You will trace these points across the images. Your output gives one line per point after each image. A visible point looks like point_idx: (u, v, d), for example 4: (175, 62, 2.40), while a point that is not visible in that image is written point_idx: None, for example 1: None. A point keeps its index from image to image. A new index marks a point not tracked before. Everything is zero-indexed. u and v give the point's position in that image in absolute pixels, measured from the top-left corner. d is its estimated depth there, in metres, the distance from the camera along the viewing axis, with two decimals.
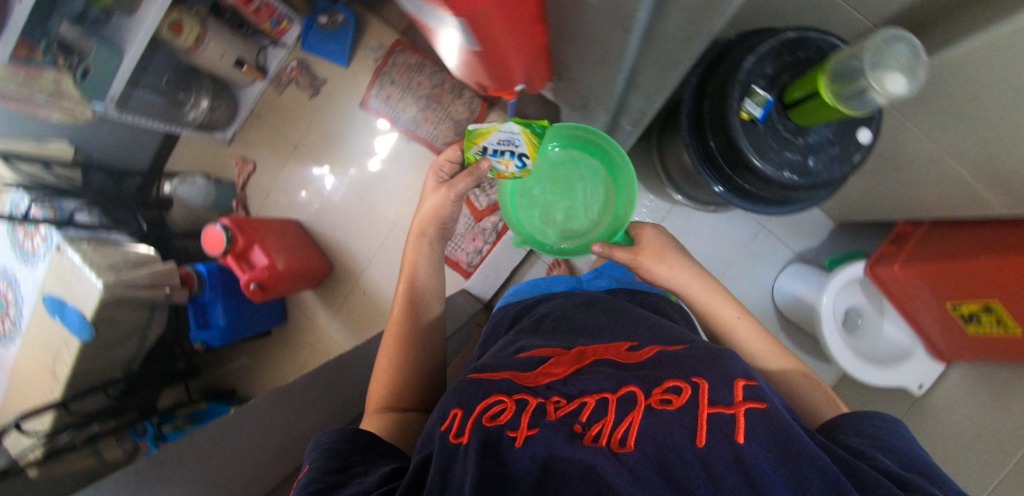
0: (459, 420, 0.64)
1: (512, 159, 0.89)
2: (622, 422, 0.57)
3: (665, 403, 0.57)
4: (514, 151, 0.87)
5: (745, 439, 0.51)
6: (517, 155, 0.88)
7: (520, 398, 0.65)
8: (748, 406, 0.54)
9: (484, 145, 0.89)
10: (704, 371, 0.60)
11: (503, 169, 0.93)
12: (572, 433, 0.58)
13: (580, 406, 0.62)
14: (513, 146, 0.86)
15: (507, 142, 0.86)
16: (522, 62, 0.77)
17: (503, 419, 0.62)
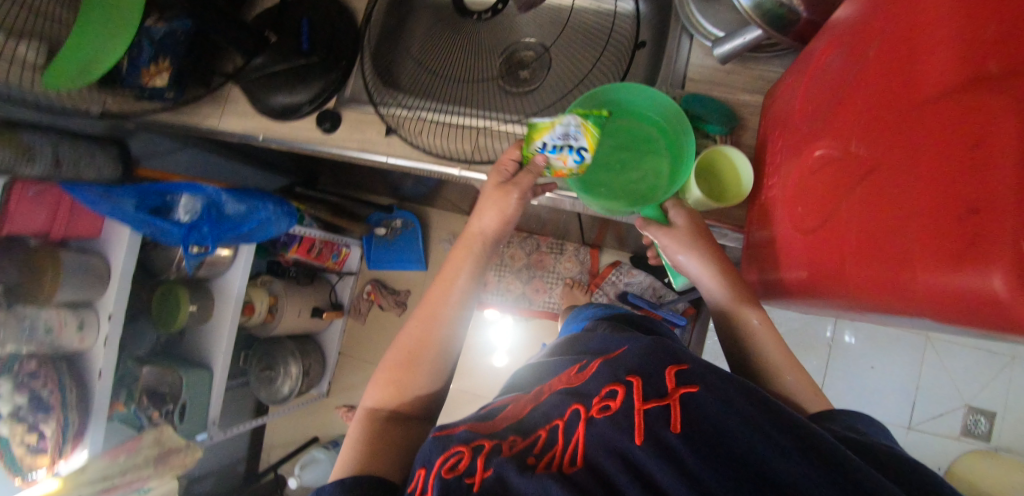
0: (423, 480, 0.55)
1: (573, 154, 0.73)
2: (571, 440, 0.55)
3: (641, 413, 0.54)
4: (576, 145, 0.73)
5: (692, 426, 0.52)
6: (572, 147, 0.73)
7: (477, 444, 0.57)
8: (685, 390, 0.55)
9: (543, 140, 0.73)
10: (657, 380, 0.57)
11: (561, 168, 0.75)
12: (528, 460, 0.54)
13: (534, 438, 0.57)
14: (575, 139, 0.73)
15: (564, 136, 0.72)
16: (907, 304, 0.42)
17: (461, 467, 0.54)
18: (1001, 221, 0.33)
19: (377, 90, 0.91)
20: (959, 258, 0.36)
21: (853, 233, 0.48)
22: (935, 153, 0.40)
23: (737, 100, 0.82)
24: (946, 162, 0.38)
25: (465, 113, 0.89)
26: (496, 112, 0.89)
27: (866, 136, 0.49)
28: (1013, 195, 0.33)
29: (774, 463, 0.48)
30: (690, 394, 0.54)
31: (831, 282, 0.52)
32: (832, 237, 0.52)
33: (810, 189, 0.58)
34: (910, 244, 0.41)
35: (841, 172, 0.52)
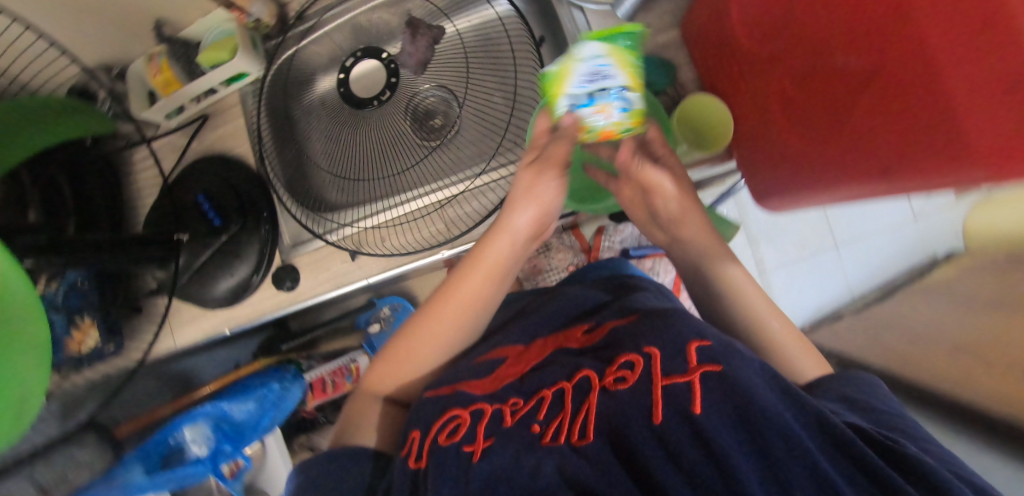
0: (418, 442, 0.49)
1: (617, 99, 0.46)
2: (580, 411, 0.45)
3: (556, 392, 0.48)
4: (613, 84, 0.46)
5: (699, 410, 0.38)
6: (614, 96, 0.46)
7: (476, 407, 0.50)
8: (703, 370, 0.40)
9: (575, 87, 0.46)
10: (632, 336, 0.47)
11: (597, 122, 0.47)
12: (428, 429, 0.50)
13: (450, 420, 0.49)
14: (607, 78, 0.46)
15: (591, 80, 0.46)
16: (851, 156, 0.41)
17: (456, 435, 0.48)
18: (982, 130, 0.29)
19: (230, 102, 0.71)
20: (947, 155, 0.32)
21: (870, 85, 0.36)
22: (895, 48, 0.33)
23: (655, 46, 0.60)
24: (909, 69, 0.33)
25: (378, 199, 0.68)
26: (404, 194, 0.68)
27: (824, 47, 0.39)
28: (992, 107, 0.29)
29: (735, 425, 0.37)
30: (642, 380, 0.43)
31: (785, 180, 0.49)
32: (786, 128, 0.46)
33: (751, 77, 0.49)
34: (869, 135, 0.38)
35: (774, 58, 0.45)
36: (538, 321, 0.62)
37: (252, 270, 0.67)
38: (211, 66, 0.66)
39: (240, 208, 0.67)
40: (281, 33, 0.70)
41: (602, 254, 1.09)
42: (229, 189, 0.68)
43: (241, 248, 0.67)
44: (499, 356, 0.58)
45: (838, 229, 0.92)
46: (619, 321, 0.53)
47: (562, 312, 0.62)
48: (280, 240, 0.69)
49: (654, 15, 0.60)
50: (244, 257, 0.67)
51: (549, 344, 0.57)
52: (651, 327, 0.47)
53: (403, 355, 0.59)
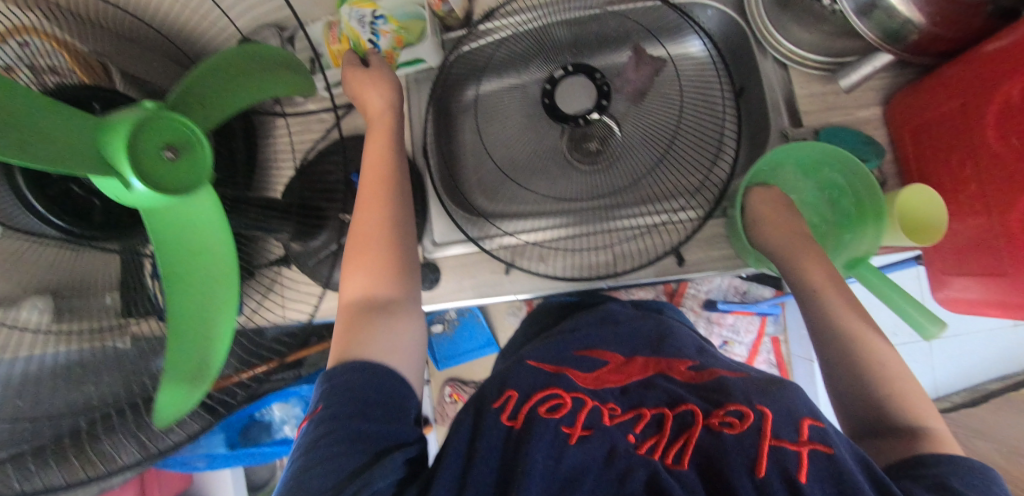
0: (513, 402, 0.48)
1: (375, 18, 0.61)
2: (677, 440, 0.43)
3: (653, 415, 0.47)
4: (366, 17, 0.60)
5: (804, 480, 0.36)
6: (376, 18, 0.61)
7: (578, 395, 0.48)
8: (812, 447, 0.38)
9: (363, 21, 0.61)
10: (746, 389, 0.46)
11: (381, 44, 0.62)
12: (527, 394, 0.49)
13: (550, 397, 0.48)
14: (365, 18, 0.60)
15: (362, 20, 0.60)
16: None
17: (559, 413, 0.46)
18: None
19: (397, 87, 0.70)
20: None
21: None
22: None
23: (855, 119, 0.60)
24: None
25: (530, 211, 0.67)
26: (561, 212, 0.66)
27: None
28: None
29: None
30: (751, 432, 0.40)
31: (1005, 287, 0.48)
32: (1020, 239, 0.46)
33: (986, 177, 0.48)
34: None
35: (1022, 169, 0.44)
36: (621, 342, 0.61)
37: None
38: None
39: None
40: (465, 29, 0.68)
41: (685, 301, 1.07)
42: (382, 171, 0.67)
43: None
44: (599, 359, 0.57)
45: None
46: (727, 373, 0.51)
47: (644, 342, 0.61)
48: (423, 238, 0.65)
49: (859, 89, 0.60)
50: None
51: (648, 363, 0.56)
52: (764, 390, 0.45)
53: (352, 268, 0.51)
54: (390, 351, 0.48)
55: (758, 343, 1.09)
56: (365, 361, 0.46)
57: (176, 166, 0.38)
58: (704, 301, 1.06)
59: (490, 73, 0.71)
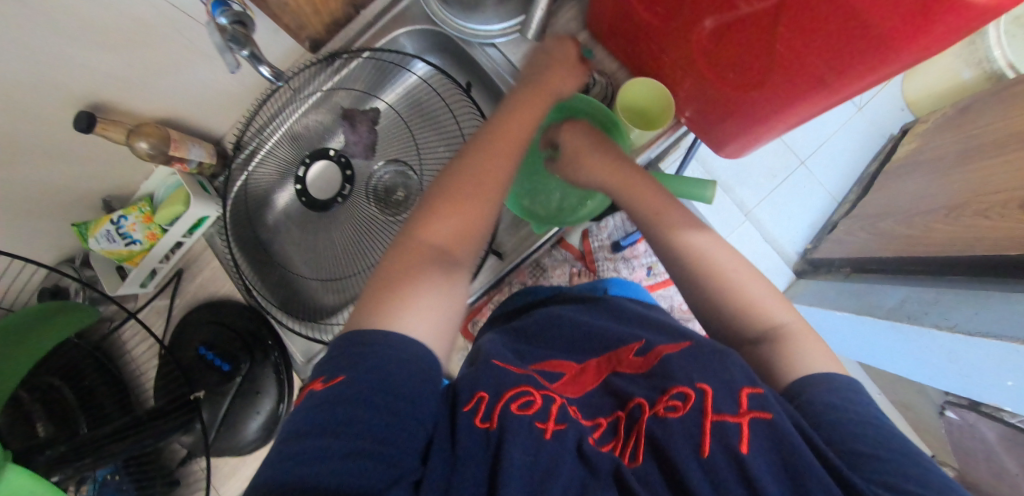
0: (486, 404, 0.42)
1: (122, 221, 0.65)
2: (632, 437, 0.41)
3: (613, 422, 0.44)
4: (111, 227, 0.65)
5: (746, 450, 0.36)
6: (117, 221, 0.65)
7: (548, 393, 0.45)
8: (752, 416, 0.38)
9: (108, 230, 0.65)
10: (687, 364, 0.44)
11: (141, 233, 0.66)
12: (499, 391, 0.43)
13: (520, 394, 0.43)
14: (112, 230, 0.65)
15: (110, 235, 0.65)
16: (756, 64, 0.45)
17: (533, 409, 0.42)
18: (890, 19, 0.34)
19: (201, 248, 0.72)
20: (880, 48, 0.37)
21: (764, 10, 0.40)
22: None
23: (570, 50, 0.64)
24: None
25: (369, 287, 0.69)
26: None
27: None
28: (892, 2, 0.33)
29: (780, 474, 0.35)
30: (694, 414, 0.39)
31: (728, 116, 0.53)
32: (713, 75, 0.49)
33: (661, 44, 0.52)
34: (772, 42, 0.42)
35: (682, 20, 0.47)
36: (564, 346, 0.57)
37: (276, 400, 0.67)
38: (170, 222, 0.67)
39: (245, 346, 0.67)
40: (225, 169, 0.71)
41: (596, 255, 1.11)
42: (225, 331, 0.68)
43: (258, 383, 0.66)
44: (556, 371, 0.52)
45: (798, 147, 0.97)
46: (670, 350, 0.48)
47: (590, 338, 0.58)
48: (294, 365, 0.69)
49: (558, 25, 0.64)
50: (265, 389, 0.66)
51: (601, 366, 0.52)
52: (697, 360, 0.44)
53: (439, 221, 0.49)
54: (405, 322, 0.42)
55: None
56: (369, 333, 0.41)
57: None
58: (611, 245, 1.11)
59: (273, 193, 0.73)
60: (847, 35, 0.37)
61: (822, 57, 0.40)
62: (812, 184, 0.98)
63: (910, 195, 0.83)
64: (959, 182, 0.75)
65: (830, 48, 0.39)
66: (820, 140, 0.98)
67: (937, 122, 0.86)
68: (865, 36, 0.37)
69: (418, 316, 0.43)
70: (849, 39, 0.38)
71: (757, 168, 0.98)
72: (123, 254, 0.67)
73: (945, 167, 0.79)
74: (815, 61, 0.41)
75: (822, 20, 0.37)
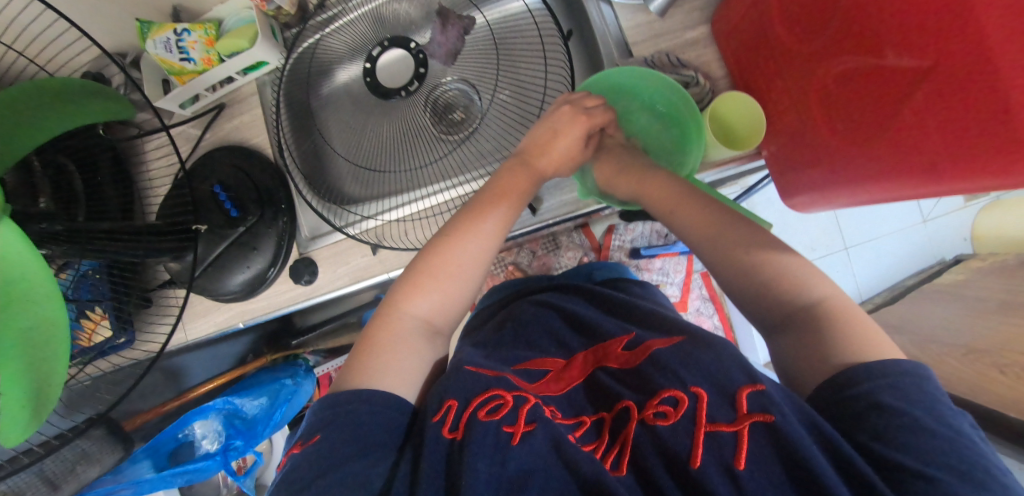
0: (455, 412, 0.48)
1: (187, 35, 0.63)
2: (615, 444, 0.45)
3: (596, 422, 0.49)
4: (173, 37, 0.63)
5: (742, 467, 0.38)
6: (181, 35, 0.63)
7: (519, 393, 0.49)
8: (752, 420, 0.39)
9: (167, 39, 0.63)
10: (684, 362, 0.45)
11: (200, 55, 0.65)
12: (466, 401, 0.48)
13: (490, 399, 0.48)
14: (172, 40, 0.63)
15: (171, 46, 0.63)
16: (865, 124, 0.43)
17: (501, 413, 0.47)
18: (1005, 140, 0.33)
19: (248, 92, 0.71)
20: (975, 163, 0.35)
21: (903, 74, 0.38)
22: (948, 47, 0.34)
23: (684, 41, 0.61)
24: (956, 65, 0.34)
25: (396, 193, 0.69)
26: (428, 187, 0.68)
27: (854, 36, 0.41)
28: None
29: (770, 484, 0.37)
30: (685, 421, 0.41)
31: (817, 170, 0.50)
32: (823, 122, 0.47)
33: (785, 69, 0.49)
34: (894, 108, 0.40)
35: (816, 52, 0.45)
36: (554, 346, 0.60)
37: (268, 262, 0.66)
38: (229, 55, 0.65)
39: (258, 200, 0.66)
40: (300, 24, 0.68)
41: (611, 253, 1.09)
42: (244, 178, 0.67)
43: (258, 240, 0.66)
44: (540, 369, 0.56)
45: (848, 232, 0.94)
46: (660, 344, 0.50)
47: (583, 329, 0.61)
48: (296, 236, 0.68)
49: (683, 11, 0.61)
50: (261, 249, 0.66)
51: (589, 360, 0.56)
52: (695, 358, 0.45)
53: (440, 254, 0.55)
54: (395, 381, 0.52)
55: (689, 282, 1.09)
56: (365, 392, 0.49)
57: None
58: (630, 250, 1.09)
59: (337, 65, 0.70)
60: (961, 136, 0.35)
61: (926, 148, 0.38)
62: (849, 270, 0.95)
63: (939, 319, 0.81)
64: (993, 325, 0.74)
65: (937, 141, 0.37)
66: (875, 232, 0.94)
67: (995, 264, 0.83)
68: (975, 146, 0.35)
69: (390, 364, 0.52)
70: (962, 142, 0.36)
71: (802, 233, 0.95)
72: (174, 68, 0.65)
73: (987, 307, 0.77)
74: (918, 151, 0.39)
75: (952, 108, 0.35)
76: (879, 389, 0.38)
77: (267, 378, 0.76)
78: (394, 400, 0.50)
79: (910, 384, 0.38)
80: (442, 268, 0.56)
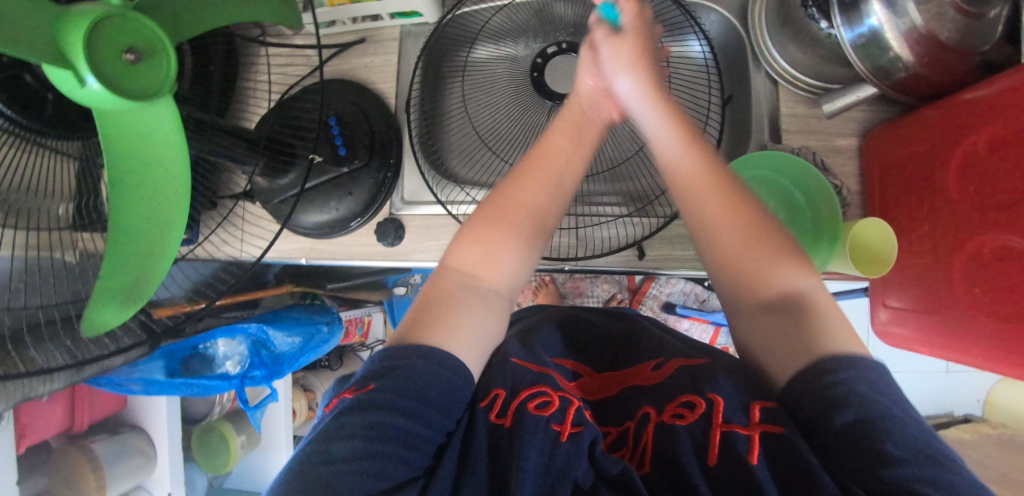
0: (502, 402, 0.46)
1: None
2: (638, 443, 0.44)
3: (621, 430, 0.47)
4: None
5: (755, 462, 0.37)
6: None
7: (565, 395, 0.48)
8: (764, 429, 0.39)
9: None
10: (710, 378, 0.46)
11: None
12: (514, 391, 0.47)
13: (538, 394, 0.46)
14: None
15: None
16: (1004, 298, 0.44)
17: (549, 411, 0.44)
18: None
19: (389, 36, 0.68)
20: None
21: None
22: None
23: (832, 146, 0.62)
24: None
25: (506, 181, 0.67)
26: None
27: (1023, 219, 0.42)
28: None
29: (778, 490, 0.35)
30: (702, 421, 0.42)
31: (938, 329, 0.52)
32: (961, 280, 0.49)
33: (941, 213, 0.51)
34: None
35: (982, 223, 0.46)
36: (587, 354, 0.61)
37: (355, 211, 0.64)
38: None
39: (369, 146, 0.63)
40: None
41: (646, 300, 1.10)
42: (362, 120, 0.64)
43: (354, 185, 0.63)
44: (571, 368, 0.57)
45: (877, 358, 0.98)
46: (686, 363, 0.51)
47: (623, 350, 0.60)
48: (391, 194, 0.67)
49: (843, 118, 0.61)
50: (356, 194, 0.63)
51: (616, 373, 0.56)
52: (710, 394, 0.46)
53: (507, 199, 0.51)
54: (453, 340, 0.45)
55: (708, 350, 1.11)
56: (424, 349, 0.43)
57: (138, 72, 0.34)
58: (664, 304, 1.10)
59: (482, 40, 0.70)
60: None
61: None
62: None
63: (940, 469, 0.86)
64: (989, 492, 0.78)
65: None
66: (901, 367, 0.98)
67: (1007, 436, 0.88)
68: None
69: (451, 322, 0.46)
70: None
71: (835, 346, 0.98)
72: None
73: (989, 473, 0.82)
74: None
75: None
76: (849, 380, 0.37)
77: (303, 319, 0.75)
78: (461, 370, 0.44)
79: (870, 374, 0.37)
80: (510, 212, 0.50)
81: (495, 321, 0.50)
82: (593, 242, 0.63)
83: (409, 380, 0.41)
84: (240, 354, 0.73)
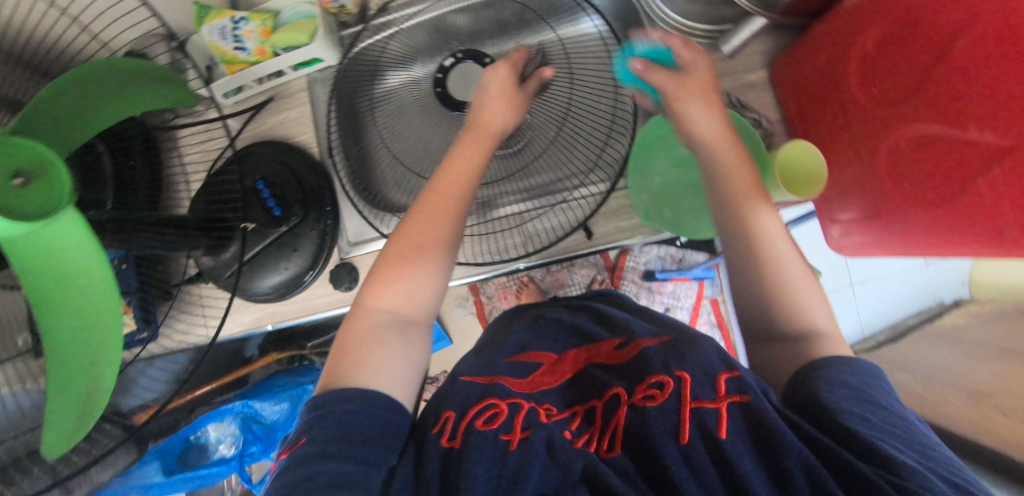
0: (451, 424, 0.45)
1: (244, 25, 0.61)
2: (609, 428, 0.44)
3: (588, 410, 0.48)
4: (230, 24, 0.61)
5: (724, 435, 0.38)
6: (236, 22, 0.61)
7: (513, 400, 0.47)
8: (729, 401, 0.40)
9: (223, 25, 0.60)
10: (681, 358, 0.46)
11: (254, 45, 0.62)
12: (464, 411, 0.46)
13: (485, 408, 0.46)
14: (229, 29, 0.61)
15: (224, 31, 0.60)
16: (931, 185, 0.45)
17: (496, 422, 0.44)
18: None
19: (297, 87, 0.69)
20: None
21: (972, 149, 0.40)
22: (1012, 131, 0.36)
23: (744, 83, 0.63)
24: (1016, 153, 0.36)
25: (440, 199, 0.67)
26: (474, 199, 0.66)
27: (926, 106, 0.43)
28: None
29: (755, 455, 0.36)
30: (672, 401, 0.42)
31: (884, 230, 0.53)
32: (889, 178, 0.50)
33: (855, 120, 0.52)
34: (960, 177, 0.42)
35: (892, 116, 0.47)
36: (552, 344, 0.61)
37: (307, 265, 0.64)
38: (284, 49, 0.63)
39: (302, 200, 0.63)
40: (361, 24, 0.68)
41: (625, 275, 1.10)
42: (290, 178, 0.64)
43: (298, 241, 0.63)
44: (534, 361, 0.57)
45: (855, 270, 0.99)
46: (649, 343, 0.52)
47: (584, 338, 0.61)
48: (337, 240, 0.66)
49: (747, 53, 0.63)
50: (301, 249, 0.63)
51: (581, 356, 0.57)
52: (680, 353, 0.46)
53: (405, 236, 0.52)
54: (376, 374, 0.46)
55: (698, 307, 1.12)
56: (354, 392, 0.44)
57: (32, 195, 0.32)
58: (643, 273, 1.11)
59: (386, 69, 0.69)
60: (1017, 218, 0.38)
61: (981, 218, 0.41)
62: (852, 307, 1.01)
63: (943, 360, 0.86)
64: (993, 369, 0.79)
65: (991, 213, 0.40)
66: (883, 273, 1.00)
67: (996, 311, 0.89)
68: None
69: (373, 359, 0.47)
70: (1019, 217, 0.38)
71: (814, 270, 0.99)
72: (229, 59, 0.63)
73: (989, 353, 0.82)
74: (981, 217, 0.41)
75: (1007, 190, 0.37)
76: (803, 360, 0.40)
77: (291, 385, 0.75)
78: (383, 404, 0.44)
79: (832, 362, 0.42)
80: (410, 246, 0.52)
81: (417, 348, 0.51)
82: (532, 240, 0.64)
83: (341, 424, 0.41)
84: (236, 436, 0.73)
